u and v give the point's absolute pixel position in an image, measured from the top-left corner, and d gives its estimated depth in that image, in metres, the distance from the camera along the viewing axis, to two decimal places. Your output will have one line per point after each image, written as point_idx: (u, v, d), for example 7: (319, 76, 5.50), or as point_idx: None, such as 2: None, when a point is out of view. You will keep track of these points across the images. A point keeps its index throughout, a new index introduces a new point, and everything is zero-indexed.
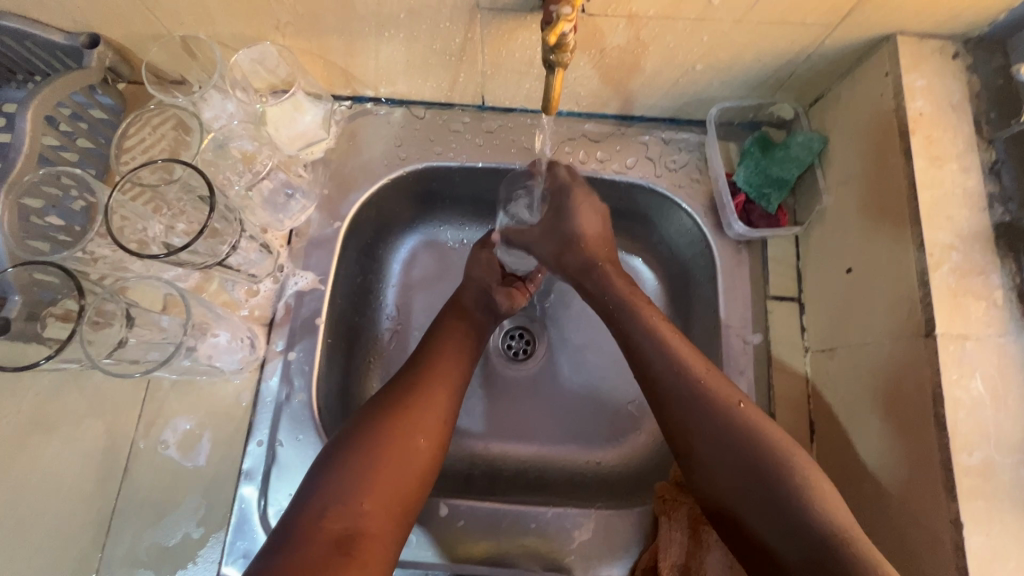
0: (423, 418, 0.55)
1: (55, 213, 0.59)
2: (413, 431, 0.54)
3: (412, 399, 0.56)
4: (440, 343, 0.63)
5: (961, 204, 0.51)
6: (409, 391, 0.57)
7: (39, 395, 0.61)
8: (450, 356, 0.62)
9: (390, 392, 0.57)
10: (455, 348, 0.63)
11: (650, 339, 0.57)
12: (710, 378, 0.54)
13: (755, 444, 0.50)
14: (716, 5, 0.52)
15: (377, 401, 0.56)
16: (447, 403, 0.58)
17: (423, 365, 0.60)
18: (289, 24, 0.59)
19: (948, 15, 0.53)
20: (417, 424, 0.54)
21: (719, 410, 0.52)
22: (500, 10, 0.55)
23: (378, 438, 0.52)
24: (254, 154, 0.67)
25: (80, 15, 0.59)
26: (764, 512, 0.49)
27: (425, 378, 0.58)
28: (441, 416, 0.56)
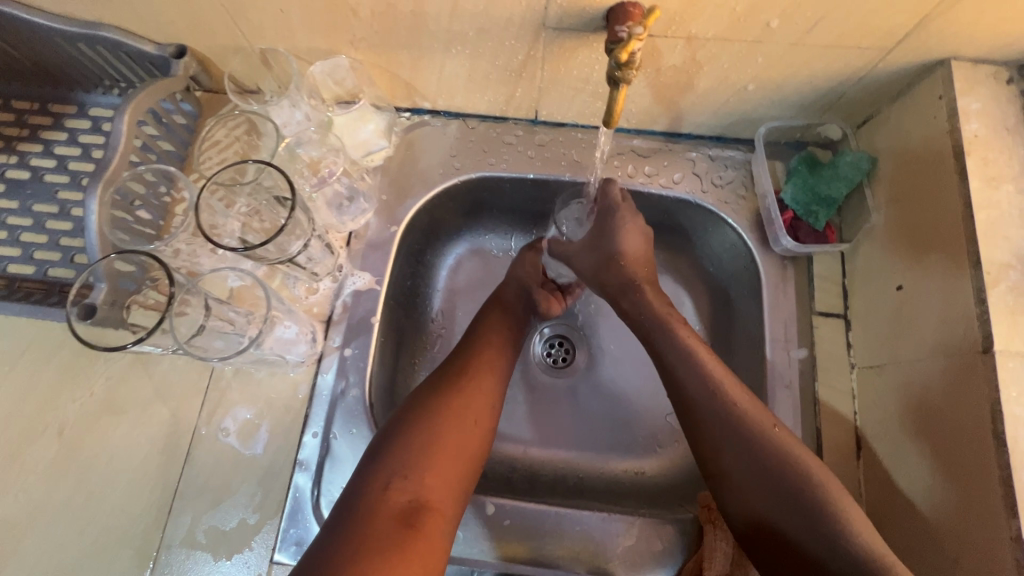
0: (474, 401, 0.59)
1: (141, 208, 0.64)
2: (465, 412, 0.58)
3: (464, 384, 0.60)
4: (486, 333, 0.67)
5: (1018, 224, 0.51)
6: (460, 377, 0.61)
7: (110, 379, 0.65)
8: (495, 346, 0.66)
9: (442, 378, 0.61)
10: (499, 338, 0.67)
11: (682, 358, 0.58)
12: (746, 401, 0.55)
13: (789, 462, 0.51)
14: (774, 27, 0.55)
15: (430, 385, 0.60)
16: (493, 389, 0.62)
17: (471, 354, 0.64)
18: (364, 39, 0.63)
19: (1002, 42, 0.54)
20: (469, 407, 0.58)
21: (755, 432, 0.53)
22: (565, 29, 0.58)
23: (435, 420, 0.56)
24: (319, 160, 0.70)
25: (173, 27, 0.64)
26: (799, 519, 0.50)
27: (474, 365, 0.63)
28: (488, 400, 0.60)
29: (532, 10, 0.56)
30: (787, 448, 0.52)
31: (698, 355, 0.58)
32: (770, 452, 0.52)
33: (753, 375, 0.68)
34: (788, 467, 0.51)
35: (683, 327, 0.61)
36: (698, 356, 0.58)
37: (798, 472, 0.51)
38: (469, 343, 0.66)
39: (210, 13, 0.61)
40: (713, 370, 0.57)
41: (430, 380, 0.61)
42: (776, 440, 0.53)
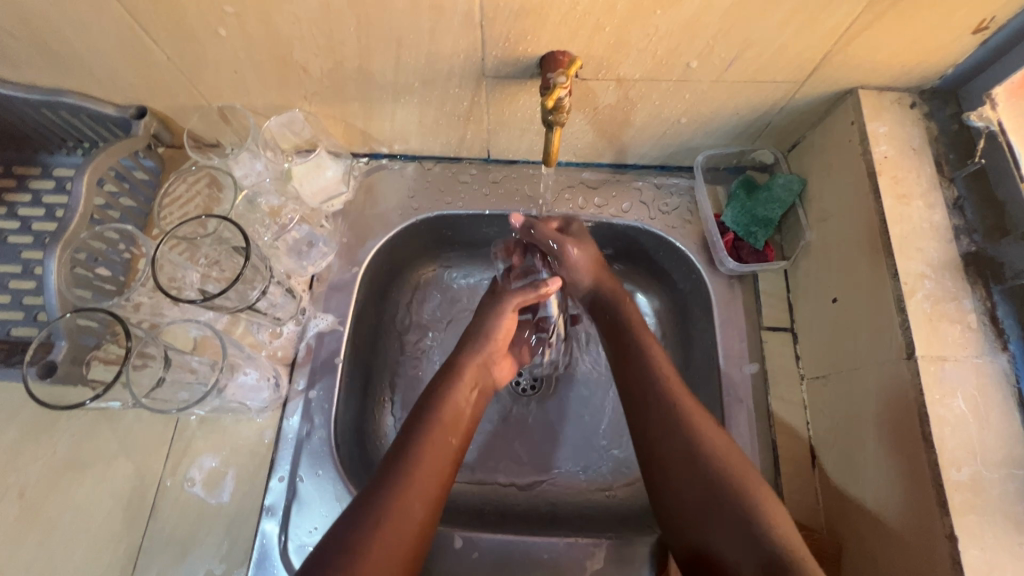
0: (391, 556, 0.49)
1: (101, 264, 0.65)
2: (381, 574, 0.48)
3: (380, 538, 0.49)
4: (424, 459, 0.55)
5: (929, 237, 0.55)
6: (378, 525, 0.50)
7: (74, 436, 0.65)
8: (430, 473, 0.55)
9: (359, 525, 0.49)
10: (437, 459, 0.56)
11: (644, 365, 0.62)
12: (693, 408, 0.58)
13: (713, 461, 0.54)
14: (694, 67, 0.59)
15: (346, 531, 0.49)
16: (415, 533, 0.52)
17: (399, 488, 0.52)
18: (317, 94, 0.66)
19: (900, 72, 0.59)
20: (385, 568, 0.48)
21: (693, 431, 0.56)
22: (504, 77, 0.62)
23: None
24: (280, 208, 0.73)
25: (132, 90, 0.67)
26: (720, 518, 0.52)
27: (400, 506, 0.51)
28: (406, 549, 0.50)
29: (471, 61, 0.60)
30: (719, 446, 0.55)
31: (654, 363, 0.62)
32: (705, 452, 0.55)
33: (710, 392, 0.70)
34: (719, 475, 0.53)
35: (648, 336, 0.66)
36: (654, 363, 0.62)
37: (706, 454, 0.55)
38: (393, 470, 0.54)
39: (168, 77, 0.64)
40: (665, 375, 0.61)
41: (344, 522, 0.50)
42: (720, 446, 0.55)
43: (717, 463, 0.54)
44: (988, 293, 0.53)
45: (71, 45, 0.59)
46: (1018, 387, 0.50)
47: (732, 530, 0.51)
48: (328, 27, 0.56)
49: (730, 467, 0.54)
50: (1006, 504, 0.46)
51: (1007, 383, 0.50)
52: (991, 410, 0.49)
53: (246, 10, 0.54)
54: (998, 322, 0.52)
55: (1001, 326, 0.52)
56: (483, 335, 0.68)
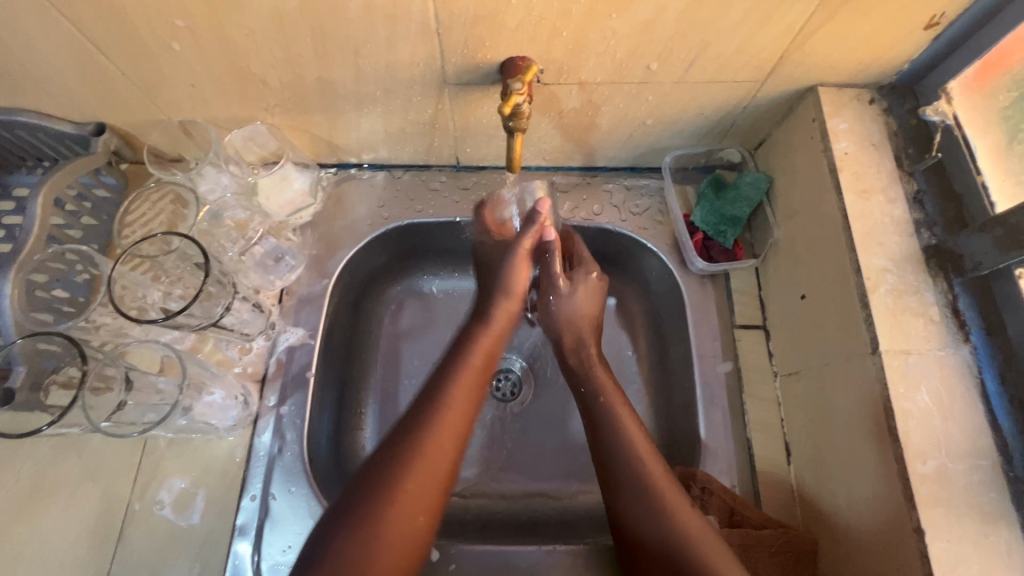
0: (421, 495, 0.50)
1: (60, 285, 0.63)
2: (408, 515, 0.49)
3: (409, 479, 0.50)
4: (448, 402, 0.56)
5: (891, 231, 0.56)
6: (405, 469, 0.51)
7: (37, 463, 0.63)
8: (456, 413, 0.56)
9: (385, 472, 0.50)
10: (462, 402, 0.57)
11: (603, 408, 0.61)
12: (633, 428, 0.59)
13: (641, 474, 0.56)
14: (655, 69, 0.59)
15: (367, 478, 0.50)
16: (445, 471, 0.53)
17: (425, 431, 0.53)
18: (278, 105, 0.66)
19: (858, 68, 0.60)
20: (414, 508, 0.50)
21: (631, 444, 0.58)
22: (465, 84, 0.61)
23: (368, 534, 0.47)
24: (246, 222, 0.71)
25: (88, 106, 0.65)
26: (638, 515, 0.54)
27: (425, 448, 0.52)
28: (438, 486, 0.52)
29: (431, 68, 0.59)
30: (650, 461, 0.57)
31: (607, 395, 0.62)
32: (637, 463, 0.56)
33: (685, 392, 0.70)
34: (643, 480, 0.55)
35: (609, 381, 0.64)
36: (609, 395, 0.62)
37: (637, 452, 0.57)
38: (421, 414, 0.55)
39: (124, 92, 0.63)
40: (622, 412, 0.61)
41: (367, 469, 0.51)
42: (652, 458, 0.57)
43: (646, 473, 0.55)
44: (949, 286, 0.53)
45: (19, 62, 0.58)
46: (980, 378, 0.50)
47: (643, 526, 0.53)
48: (283, 38, 0.55)
49: (658, 478, 0.55)
50: (971, 495, 0.46)
51: (969, 375, 0.50)
52: (955, 402, 0.49)
53: (198, 23, 0.53)
54: (959, 314, 0.52)
55: (962, 318, 0.52)
56: (501, 288, 0.67)
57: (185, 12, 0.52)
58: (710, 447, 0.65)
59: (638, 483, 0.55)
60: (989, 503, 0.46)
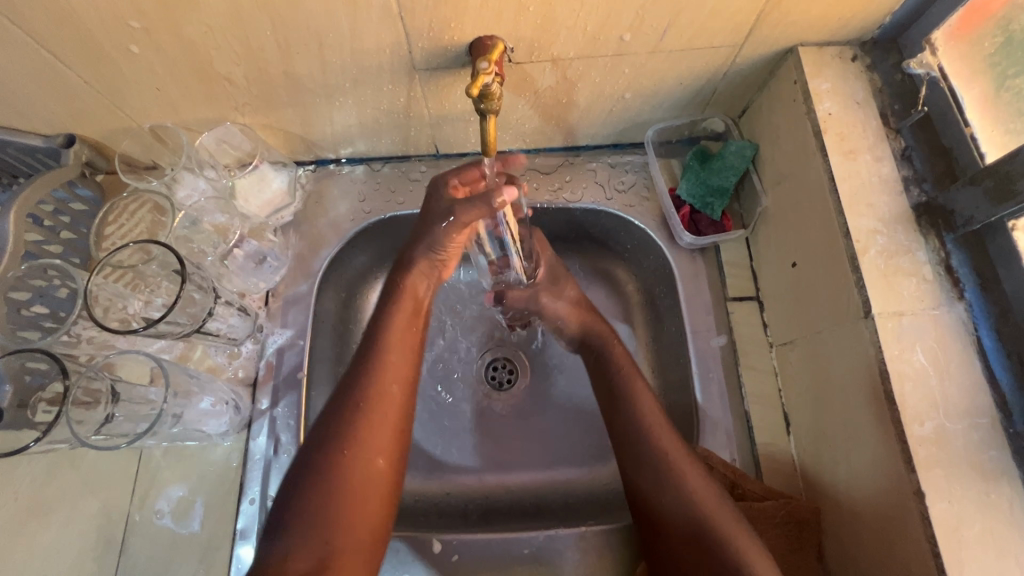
0: (375, 441, 0.52)
1: (41, 302, 0.63)
2: (365, 460, 0.51)
3: (355, 422, 0.52)
4: (385, 345, 0.56)
5: (879, 191, 0.54)
6: (352, 412, 0.52)
7: (34, 480, 0.63)
8: (398, 358, 0.56)
9: (328, 426, 0.52)
10: (403, 343, 0.57)
11: (629, 404, 0.61)
12: (661, 428, 0.59)
13: (673, 466, 0.56)
14: (628, 40, 0.57)
15: (323, 429, 0.52)
16: (396, 412, 0.54)
17: (366, 381, 0.54)
18: (247, 104, 0.64)
19: (838, 25, 0.58)
20: (372, 447, 0.51)
21: (653, 435, 0.58)
22: (435, 68, 0.60)
23: (326, 473, 0.49)
24: (226, 226, 0.69)
25: (56, 118, 0.64)
26: (675, 515, 0.54)
27: (369, 394, 0.53)
28: (390, 424, 0.53)
29: (398, 54, 0.58)
30: (679, 457, 0.56)
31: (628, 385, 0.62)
32: (671, 465, 0.56)
33: (682, 368, 0.69)
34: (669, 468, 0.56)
35: (631, 370, 0.64)
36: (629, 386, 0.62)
37: (654, 443, 0.57)
38: (361, 365, 0.55)
39: (88, 100, 0.62)
40: (640, 391, 0.62)
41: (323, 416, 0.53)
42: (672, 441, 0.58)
43: (678, 468, 0.55)
44: (941, 243, 0.52)
45: None
46: (977, 335, 0.49)
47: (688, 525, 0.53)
48: (243, 34, 0.54)
49: (692, 476, 0.55)
50: (972, 455, 0.46)
51: (966, 332, 0.49)
52: (951, 362, 0.48)
53: (153, 24, 0.52)
54: (953, 271, 0.51)
55: (956, 275, 0.51)
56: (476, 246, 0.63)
57: (138, 13, 0.51)
58: (708, 423, 0.64)
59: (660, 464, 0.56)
60: (990, 462, 0.45)
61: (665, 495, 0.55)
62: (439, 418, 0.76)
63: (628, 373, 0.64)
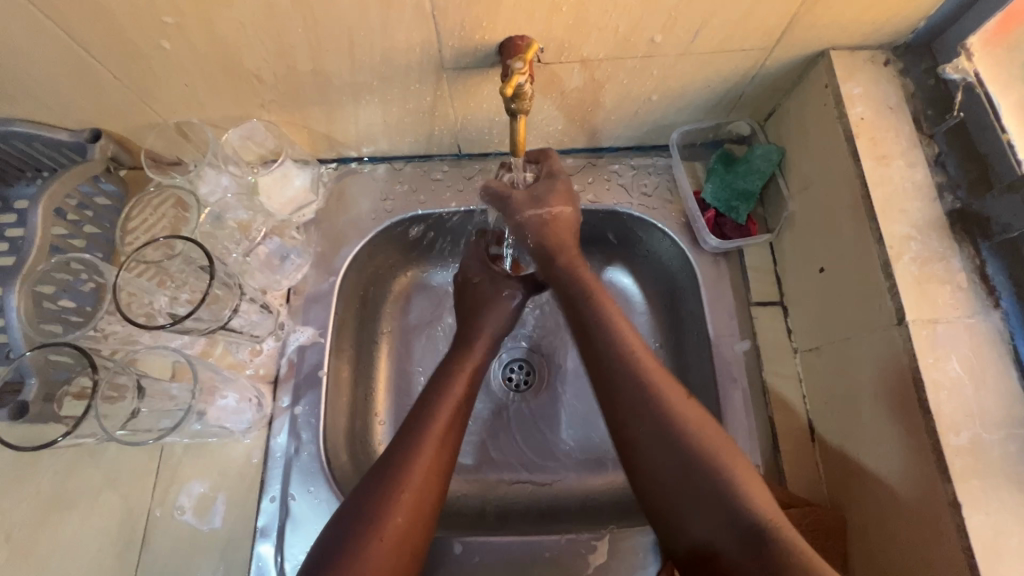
0: (404, 525, 0.50)
1: (67, 295, 0.63)
2: (391, 549, 0.49)
3: (395, 511, 0.50)
4: (433, 434, 0.55)
5: (912, 197, 0.54)
6: (393, 498, 0.50)
7: (56, 474, 0.63)
8: (440, 440, 0.56)
9: (365, 506, 0.50)
10: (448, 429, 0.57)
11: (603, 331, 0.57)
12: (645, 360, 0.55)
13: (660, 404, 0.52)
14: (659, 42, 0.57)
15: (358, 510, 0.50)
16: (427, 506, 0.52)
17: (408, 464, 0.53)
18: (274, 101, 0.64)
19: (871, 29, 0.57)
20: (393, 542, 0.49)
21: (640, 367, 0.54)
22: (464, 68, 0.60)
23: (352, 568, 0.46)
24: (249, 223, 0.70)
25: (83, 113, 0.64)
26: (677, 466, 0.50)
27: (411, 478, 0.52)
28: (418, 515, 0.51)
29: (428, 54, 0.57)
30: (664, 387, 0.53)
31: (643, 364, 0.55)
32: (694, 446, 0.50)
33: (704, 372, 0.69)
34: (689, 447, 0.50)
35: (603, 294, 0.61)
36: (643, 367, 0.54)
37: (642, 381, 0.53)
38: (401, 445, 0.55)
39: (117, 96, 0.62)
40: (615, 321, 0.58)
41: (355, 498, 0.51)
42: (659, 376, 0.54)
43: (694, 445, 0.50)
44: (976, 251, 0.51)
45: (12, 74, 0.57)
46: (1013, 344, 0.48)
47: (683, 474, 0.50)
48: (275, 31, 0.54)
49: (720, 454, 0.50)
50: (1008, 466, 0.45)
51: (1002, 341, 0.48)
52: (987, 371, 0.48)
53: (186, 19, 0.52)
54: (988, 280, 0.50)
55: (992, 283, 0.50)
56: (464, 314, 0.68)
57: (172, 8, 0.51)
58: (732, 429, 0.63)
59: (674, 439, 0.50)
60: None
61: (658, 436, 0.51)
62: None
63: (640, 356, 0.55)
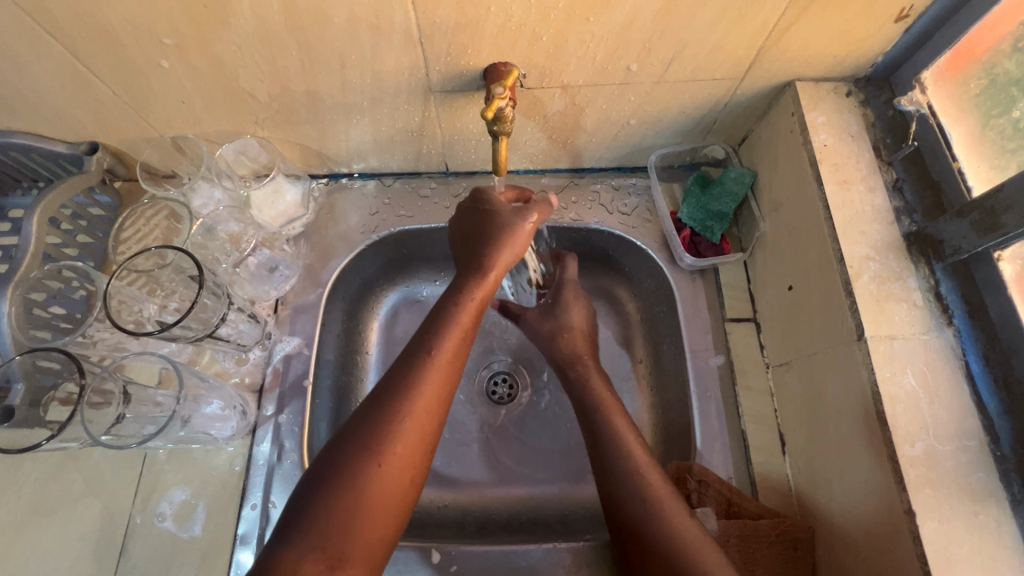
0: (408, 452, 0.49)
1: (57, 303, 0.65)
2: (395, 472, 0.48)
3: (399, 433, 0.49)
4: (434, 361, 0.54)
5: (872, 220, 0.57)
6: (395, 422, 0.50)
7: (38, 479, 0.63)
8: (445, 366, 0.54)
9: (365, 427, 0.49)
10: (453, 353, 0.55)
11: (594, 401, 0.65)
12: (625, 430, 0.61)
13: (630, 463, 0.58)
14: (635, 70, 0.60)
15: (355, 432, 0.49)
16: (428, 430, 0.51)
17: (410, 388, 0.52)
18: (267, 119, 0.67)
19: (833, 63, 0.61)
20: (395, 467, 0.49)
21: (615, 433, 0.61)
22: (450, 91, 0.63)
23: (356, 488, 0.46)
24: (240, 235, 0.71)
25: (81, 127, 0.66)
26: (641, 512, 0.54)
27: (413, 402, 0.51)
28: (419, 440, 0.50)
29: (416, 77, 0.60)
30: (638, 453, 0.59)
31: (635, 453, 0.59)
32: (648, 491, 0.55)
33: (680, 386, 0.71)
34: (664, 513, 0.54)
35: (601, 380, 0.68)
36: (636, 455, 0.59)
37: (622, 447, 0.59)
38: (407, 369, 0.53)
39: (115, 111, 0.64)
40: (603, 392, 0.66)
41: (354, 423, 0.50)
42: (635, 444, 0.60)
43: (672, 519, 0.53)
44: (931, 271, 0.54)
45: (14, 88, 0.59)
46: (965, 360, 0.51)
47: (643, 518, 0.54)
48: (270, 53, 0.57)
49: (679, 517, 0.53)
50: (961, 476, 0.47)
51: (954, 357, 0.51)
52: (941, 385, 0.50)
53: (185, 40, 0.55)
54: (942, 298, 0.53)
55: (945, 302, 0.53)
56: (491, 237, 0.62)
57: (173, 30, 0.53)
58: (705, 442, 0.65)
59: (651, 512, 0.54)
60: (978, 483, 0.47)
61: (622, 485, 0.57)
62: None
63: (616, 420, 0.62)
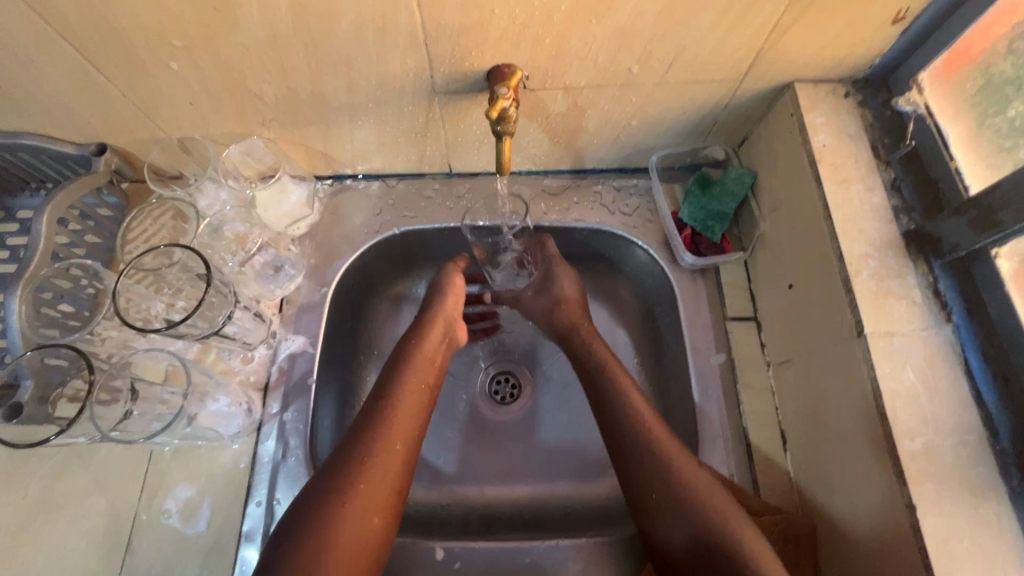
0: (373, 494, 0.52)
1: (66, 301, 0.65)
2: (361, 514, 0.51)
3: (361, 478, 0.52)
4: (398, 412, 0.58)
5: (871, 218, 0.58)
6: (359, 466, 0.53)
7: (45, 476, 0.64)
8: (407, 414, 0.58)
9: (332, 473, 0.52)
10: (414, 403, 0.60)
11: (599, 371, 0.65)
12: (637, 399, 0.61)
13: (646, 432, 0.58)
14: (635, 72, 0.61)
15: (324, 478, 0.52)
16: (395, 474, 0.54)
17: (372, 434, 0.55)
18: (274, 120, 0.68)
19: (831, 64, 0.62)
20: (361, 509, 0.51)
21: (627, 401, 0.61)
22: (454, 92, 0.64)
23: (323, 532, 0.48)
24: (245, 235, 0.73)
25: (90, 128, 0.67)
26: (665, 486, 0.54)
27: (376, 446, 0.54)
28: (389, 488, 0.53)
29: (421, 78, 0.61)
30: (655, 424, 0.59)
31: (650, 423, 0.59)
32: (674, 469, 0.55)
33: (681, 384, 0.71)
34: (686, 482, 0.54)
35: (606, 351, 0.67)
36: (651, 425, 0.59)
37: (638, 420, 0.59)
38: (369, 417, 0.57)
39: (124, 112, 0.65)
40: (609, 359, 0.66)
41: (322, 473, 0.53)
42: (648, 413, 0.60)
43: (695, 488, 0.53)
44: (930, 269, 0.55)
45: (26, 89, 0.60)
46: (963, 356, 0.51)
47: (671, 493, 0.54)
48: (277, 55, 0.58)
49: (705, 486, 0.53)
50: (960, 470, 0.48)
51: (953, 353, 0.52)
52: (940, 380, 0.51)
53: (194, 42, 0.56)
54: (940, 295, 0.54)
55: (944, 299, 0.54)
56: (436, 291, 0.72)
57: (182, 32, 0.54)
58: (708, 439, 0.66)
59: (673, 486, 0.54)
60: (978, 477, 0.47)
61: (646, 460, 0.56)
62: (440, 429, 0.77)
63: (626, 387, 0.62)
